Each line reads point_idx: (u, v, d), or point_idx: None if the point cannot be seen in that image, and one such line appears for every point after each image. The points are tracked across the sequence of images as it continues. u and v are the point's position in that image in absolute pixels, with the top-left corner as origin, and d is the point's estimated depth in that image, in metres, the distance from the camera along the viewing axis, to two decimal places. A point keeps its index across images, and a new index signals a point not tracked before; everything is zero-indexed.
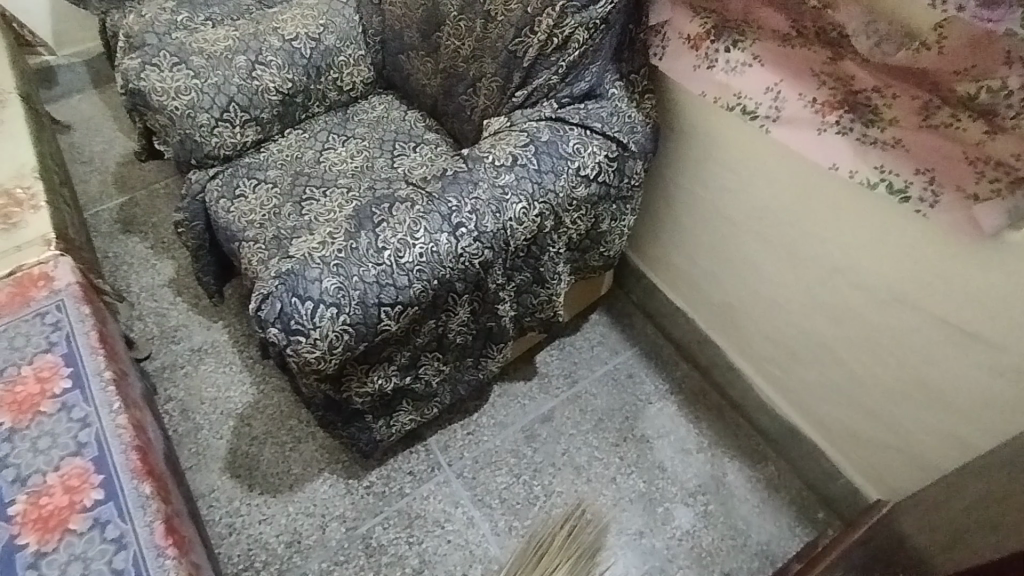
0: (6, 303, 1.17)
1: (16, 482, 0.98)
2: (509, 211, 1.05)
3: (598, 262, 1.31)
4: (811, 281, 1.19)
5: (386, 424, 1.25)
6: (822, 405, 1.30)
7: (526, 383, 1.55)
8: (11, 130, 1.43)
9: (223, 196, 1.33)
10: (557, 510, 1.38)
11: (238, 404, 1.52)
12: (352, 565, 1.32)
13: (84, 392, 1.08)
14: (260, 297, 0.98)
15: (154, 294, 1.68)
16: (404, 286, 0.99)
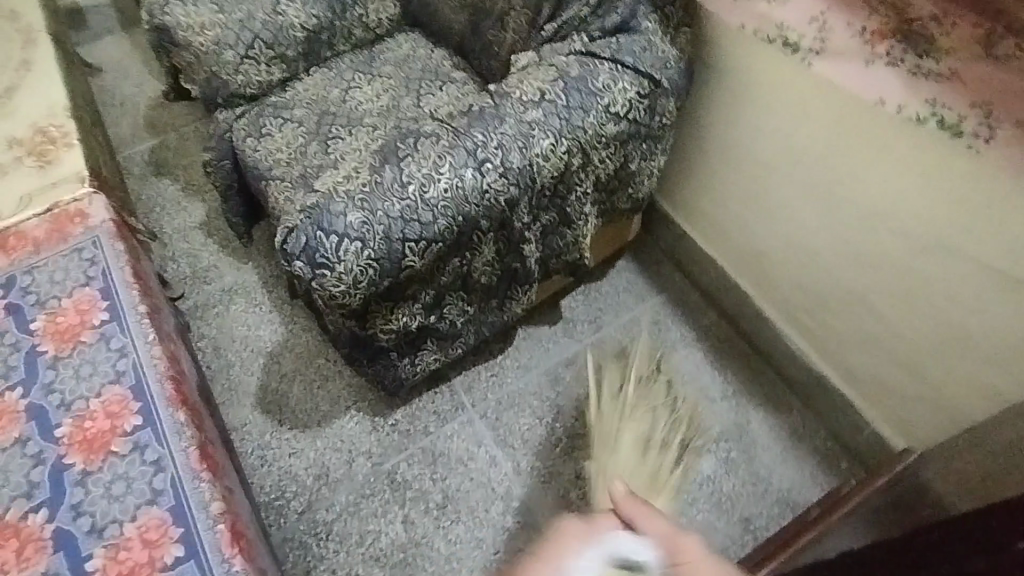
0: (46, 238, 1.20)
1: (61, 406, 1.03)
2: (535, 147, 1.03)
3: (626, 206, 1.29)
4: (847, 225, 1.15)
5: (411, 363, 1.27)
6: (852, 354, 1.28)
7: (550, 328, 1.55)
8: (43, 68, 1.43)
9: (249, 135, 1.33)
10: (578, 452, 1.41)
11: (268, 342, 1.56)
12: (377, 498, 1.36)
13: (120, 324, 1.11)
14: (285, 232, 0.98)
15: (186, 235, 1.71)
16: (429, 222, 0.98)
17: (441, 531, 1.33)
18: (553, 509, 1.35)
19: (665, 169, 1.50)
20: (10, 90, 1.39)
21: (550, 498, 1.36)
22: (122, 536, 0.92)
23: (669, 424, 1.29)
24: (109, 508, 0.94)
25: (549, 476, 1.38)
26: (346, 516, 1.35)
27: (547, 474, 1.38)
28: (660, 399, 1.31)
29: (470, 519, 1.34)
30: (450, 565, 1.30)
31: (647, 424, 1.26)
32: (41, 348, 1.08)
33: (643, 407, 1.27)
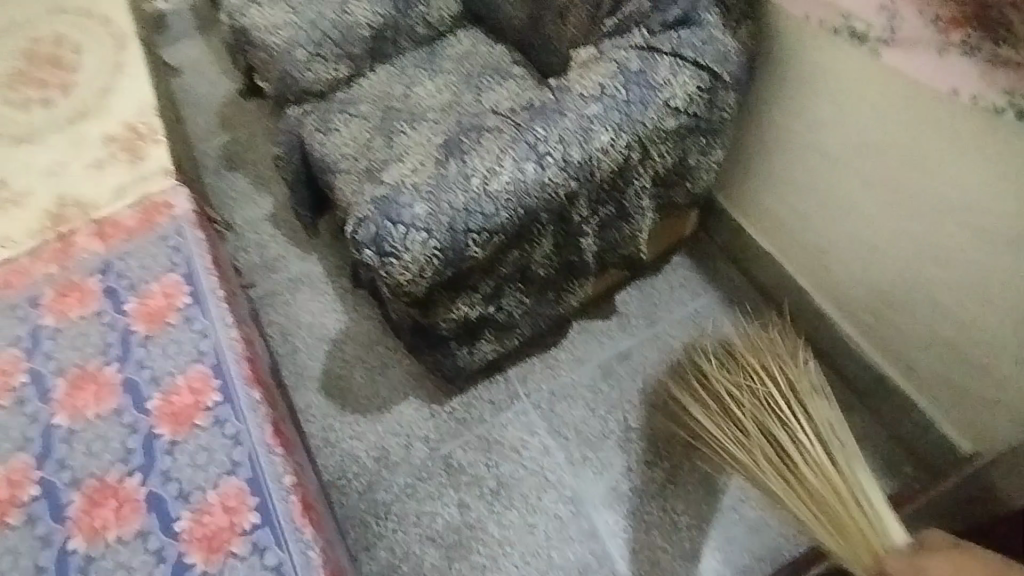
0: (137, 228, 1.29)
1: (151, 381, 1.11)
2: (595, 141, 1.04)
3: (684, 200, 1.29)
4: (915, 221, 1.12)
5: (468, 352, 1.31)
6: (919, 355, 1.24)
7: (605, 321, 1.57)
8: (135, 70, 1.54)
9: (318, 131, 1.39)
10: (630, 445, 1.42)
11: (332, 329, 1.63)
12: (434, 482, 1.41)
13: (202, 307, 1.19)
14: (356, 222, 1.03)
15: (257, 227, 1.81)
16: (491, 214, 1.01)
17: (495, 516, 1.37)
18: (605, 499, 1.37)
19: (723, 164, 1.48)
20: (106, 91, 1.51)
21: (602, 488, 1.38)
22: (205, 502, 0.99)
23: (765, 418, 1.19)
24: (195, 476, 1.01)
25: (601, 467, 1.40)
26: (404, 497, 1.40)
27: (600, 465, 1.40)
28: (731, 412, 1.25)
29: (523, 505, 1.37)
30: (504, 549, 1.34)
31: (759, 452, 1.18)
32: (134, 328, 1.17)
33: (737, 447, 1.22)
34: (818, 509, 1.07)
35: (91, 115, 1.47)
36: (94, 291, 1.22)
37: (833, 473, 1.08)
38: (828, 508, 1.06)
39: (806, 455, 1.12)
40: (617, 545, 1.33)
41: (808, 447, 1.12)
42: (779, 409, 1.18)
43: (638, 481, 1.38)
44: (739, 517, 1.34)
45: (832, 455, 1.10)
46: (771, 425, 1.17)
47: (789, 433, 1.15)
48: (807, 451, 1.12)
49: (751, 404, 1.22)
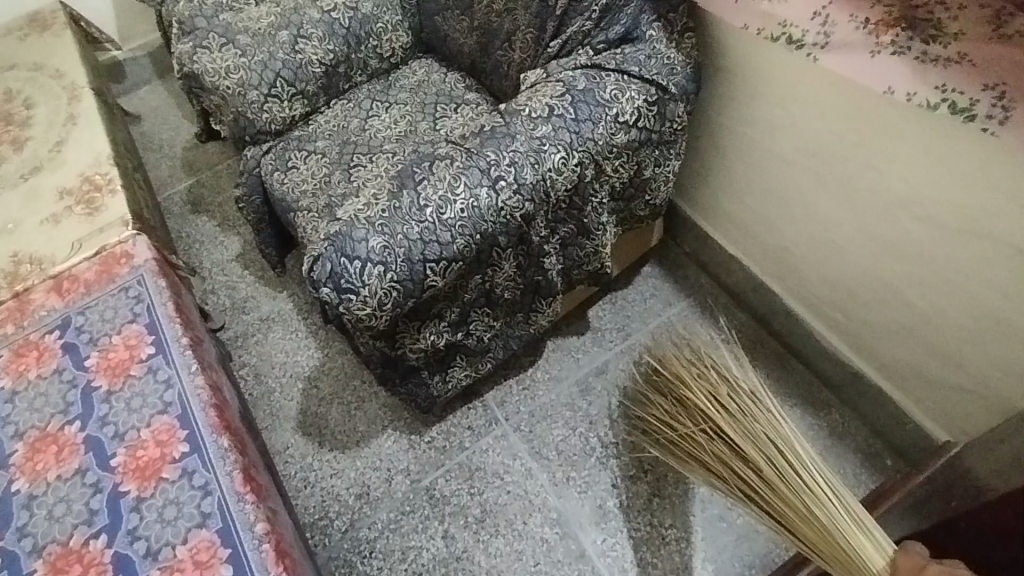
0: (95, 280, 1.28)
1: (115, 437, 1.09)
2: (547, 162, 1.05)
3: (644, 212, 1.29)
4: (871, 216, 1.13)
5: (442, 380, 1.30)
6: (887, 347, 1.25)
7: (579, 337, 1.56)
8: (88, 121, 1.53)
9: (276, 168, 1.39)
10: (612, 461, 1.41)
11: (305, 366, 1.61)
12: (418, 515, 1.39)
13: (165, 356, 1.17)
14: (311, 259, 1.01)
15: (224, 269, 1.79)
16: (448, 242, 1.01)
17: (481, 545, 1.35)
18: (591, 518, 1.35)
19: (683, 172, 1.50)
20: (59, 144, 1.49)
21: (588, 508, 1.36)
22: (175, 559, 0.96)
23: (721, 452, 1.12)
24: (163, 533, 0.98)
25: (584, 486, 1.39)
26: (388, 533, 1.37)
27: (583, 484, 1.39)
28: (678, 429, 1.22)
29: (509, 532, 1.35)
30: None
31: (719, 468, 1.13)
32: (95, 384, 1.15)
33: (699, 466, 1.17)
34: (804, 541, 1.01)
35: (45, 169, 1.45)
36: (53, 348, 1.20)
37: (804, 504, 1.00)
38: (809, 541, 1.00)
39: (774, 488, 1.05)
40: (606, 565, 1.30)
41: (770, 479, 1.05)
42: (729, 442, 1.11)
43: (623, 496, 1.37)
44: (726, 525, 1.33)
45: (796, 486, 1.02)
46: (728, 458, 1.11)
47: (750, 466, 1.08)
48: (771, 484, 1.05)
49: (697, 420, 1.17)
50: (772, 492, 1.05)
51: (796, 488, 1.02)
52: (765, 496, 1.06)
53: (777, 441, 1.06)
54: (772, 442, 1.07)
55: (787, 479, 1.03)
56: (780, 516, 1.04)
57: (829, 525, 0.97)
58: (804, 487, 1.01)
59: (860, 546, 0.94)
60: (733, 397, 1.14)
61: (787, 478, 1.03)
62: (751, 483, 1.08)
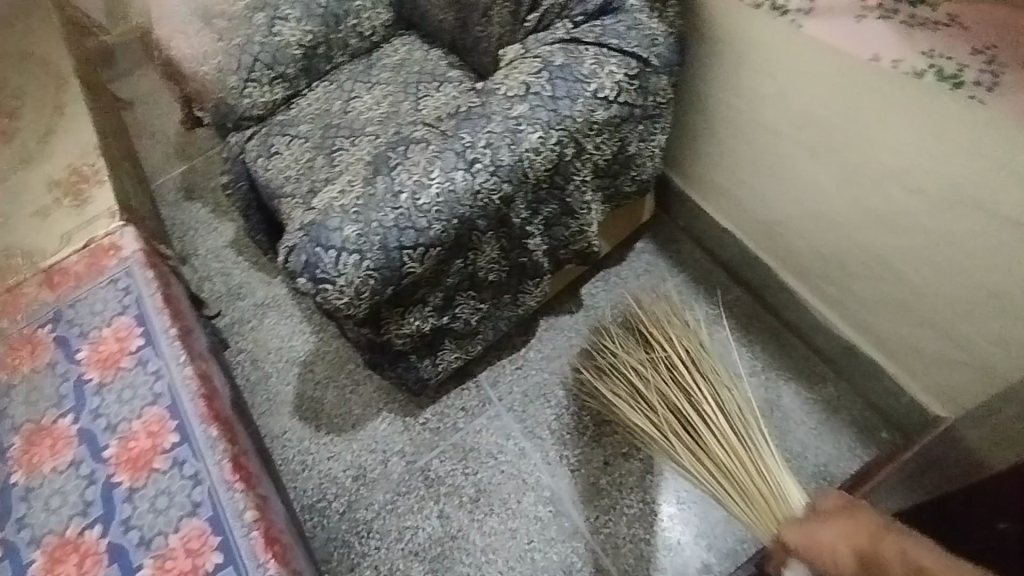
0: (85, 273, 1.29)
1: (107, 429, 1.10)
2: (524, 142, 1.02)
3: (630, 188, 1.27)
4: (864, 190, 1.10)
5: (432, 363, 1.31)
6: (886, 326, 1.22)
7: (572, 315, 1.56)
8: (73, 111, 1.52)
9: (260, 155, 1.38)
10: (605, 439, 1.42)
11: (301, 351, 1.63)
12: (413, 495, 1.41)
13: (154, 347, 1.18)
14: (287, 250, 1.00)
15: (219, 255, 1.80)
16: (424, 228, 0.98)
17: (476, 524, 1.36)
18: (584, 496, 1.36)
19: (674, 146, 1.47)
20: (46, 135, 1.49)
21: (581, 486, 1.37)
22: (167, 547, 0.98)
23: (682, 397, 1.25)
24: (156, 521, 1.00)
25: (577, 464, 1.40)
26: (385, 513, 1.40)
27: (576, 462, 1.40)
28: (630, 368, 1.34)
29: (503, 510, 1.36)
30: (485, 557, 1.32)
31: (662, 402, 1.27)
32: (87, 376, 1.17)
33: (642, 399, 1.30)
34: (722, 476, 1.16)
35: (34, 161, 1.45)
36: (45, 342, 1.22)
37: (738, 444, 1.16)
38: (730, 477, 1.14)
39: (714, 428, 1.19)
40: (599, 541, 1.31)
41: (713, 418, 1.20)
42: (684, 383, 1.26)
43: (615, 475, 1.38)
44: (720, 502, 1.33)
45: (742, 431, 1.18)
46: (675, 395, 1.25)
47: (696, 407, 1.23)
48: (715, 423, 1.20)
49: (655, 361, 1.31)
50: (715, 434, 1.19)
51: (734, 429, 1.18)
52: (700, 432, 1.20)
53: (728, 393, 1.24)
54: (730, 396, 1.23)
55: (736, 425, 1.19)
56: (708, 453, 1.19)
57: (765, 466, 1.12)
58: (744, 433, 1.17)
59: (778, 479, 1.10)
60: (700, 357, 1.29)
61: (734, 423, 1.19)
62: (690, 421, 1.22)
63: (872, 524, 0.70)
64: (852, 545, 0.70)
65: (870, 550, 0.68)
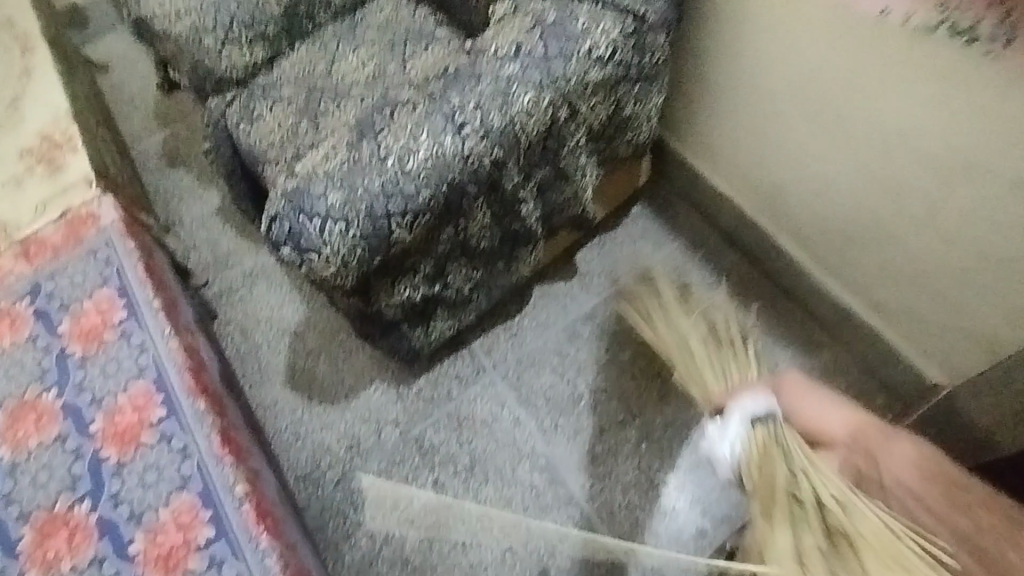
0: (63, 244, 1.24)
1: (92, 403, 1.08)
2: (516, 104, 0.97)
3: (626, 152, 1.23)
4: (869, 153, 1.06)
5: (424, 332, 1.29)
6: (888, 293, 1.20)
7: (567, 282, 1.53)
8: (43, 74, 1.45)
9: (242, 120, 1.32)
10: (601, 407, 1.41)
11: (292, 321, 1.60)
12: (408, 464, 1.41)
13: (138, 320, 1.16)
14: (269, 219, 0.96)
15: (205, 224, 1.75)
16: (412, 194, 0.94)
17: (471, 492, 1.37)
18: (579, 464, 1.36)
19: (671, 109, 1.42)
20: (15, 100, 1.42)
21: (577, 453, 1.37)
22: (157, 522, 0.97)
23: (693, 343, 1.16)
24: (145, 496, 0.99)
25: (573, 432, 1.39)
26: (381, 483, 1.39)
27: (571, 430, 1.40)
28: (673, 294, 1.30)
29: (498, 479, 1.37)
30: (481, 525, 1.33)
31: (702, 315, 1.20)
32: (70, 350, 1.14)
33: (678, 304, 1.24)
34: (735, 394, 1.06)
35: (4, 128, 1.39)
36: (25, 316, 1.18)
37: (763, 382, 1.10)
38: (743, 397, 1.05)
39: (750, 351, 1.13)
40: (595, 508, 1.32)
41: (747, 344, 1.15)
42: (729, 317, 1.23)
43: (611, 442, 1.38)
44: (714, 468, 1.33)
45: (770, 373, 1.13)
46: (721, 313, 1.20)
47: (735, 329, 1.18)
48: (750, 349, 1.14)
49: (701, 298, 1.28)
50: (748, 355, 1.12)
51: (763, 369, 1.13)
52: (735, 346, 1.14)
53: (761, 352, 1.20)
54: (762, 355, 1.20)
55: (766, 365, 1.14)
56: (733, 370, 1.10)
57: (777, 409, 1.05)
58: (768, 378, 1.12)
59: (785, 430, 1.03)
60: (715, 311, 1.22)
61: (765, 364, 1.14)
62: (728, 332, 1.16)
63: None
64: (851, 427, 0.75)
65: None
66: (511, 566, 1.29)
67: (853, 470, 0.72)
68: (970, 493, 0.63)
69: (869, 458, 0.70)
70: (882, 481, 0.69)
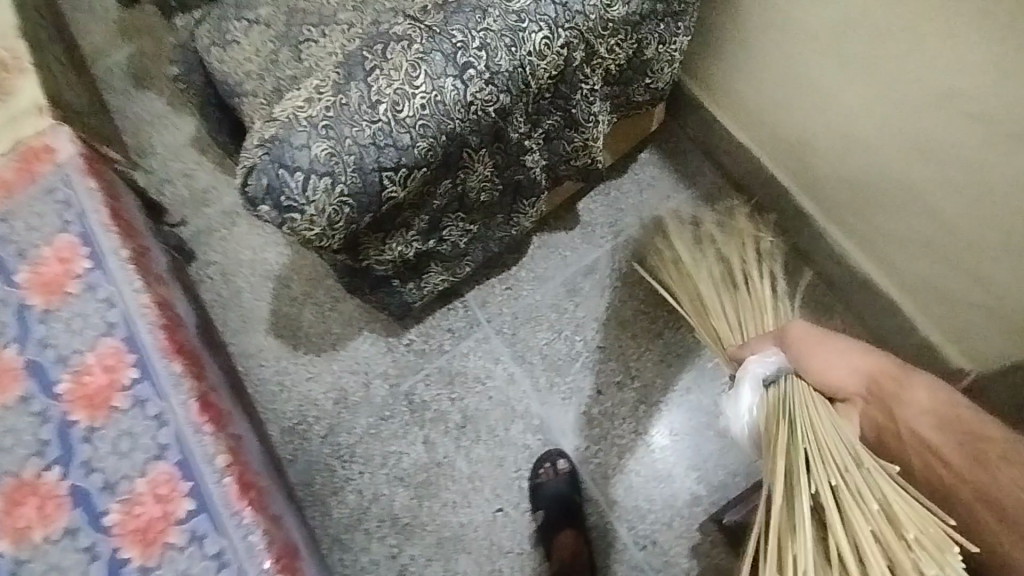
0: (16, 181, 1.12)
1: (58, 362, 1.00)
2: (527, 43, 0.85)
3: (642, 99, 1.11)
4: (907, 112, 0.97)
5: (416, 287, 1.21)
6: (909, 263, 1.13)
7: (568, 233, 1.44)
8: None
9: (214, 44, 1.16)
10: (599, 367, 1.36)
11: (275, 265, 1.51)
12: (397, 420, 1.36)
13: (104, 272, 1.06)
14: (243, 172, 0.81)
15: (179, 154, 1.61)
16: (407, 146, 0.83)
17: (462, 450, 1.33)
18: (574, 425, 1.32)
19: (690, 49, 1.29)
20: None
21: (572, 414, 1.33)
22: (134, 492, 0.92)
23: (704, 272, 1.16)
24: (120, 465, 0.94)
25: (570, 392, 1.34)
26: (369, 438, 1.35)
27: (567, 390, 1.35)
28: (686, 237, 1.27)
29: (490, 439, 1.32)
30: (471, 485, 1.30)
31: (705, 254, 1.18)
32: (30, 303, 1.04)
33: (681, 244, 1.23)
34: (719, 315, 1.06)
35: None
36: None
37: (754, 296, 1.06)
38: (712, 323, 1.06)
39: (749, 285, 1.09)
40: (589, 472, 1.29)
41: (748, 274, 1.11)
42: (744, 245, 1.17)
43: (608, 404, 1.33)
44: (714, 435, 1.29)
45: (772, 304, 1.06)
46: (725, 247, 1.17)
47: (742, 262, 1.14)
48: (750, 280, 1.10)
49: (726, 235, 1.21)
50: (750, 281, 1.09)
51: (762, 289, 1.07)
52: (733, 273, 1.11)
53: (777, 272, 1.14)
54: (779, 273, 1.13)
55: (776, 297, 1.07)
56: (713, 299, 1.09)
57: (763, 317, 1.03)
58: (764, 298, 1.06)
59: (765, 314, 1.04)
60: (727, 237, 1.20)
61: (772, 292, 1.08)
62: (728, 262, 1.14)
63: (878, 355, 0.77)
64: (865, 377, 0.77)
65: (876, 378, 0.76)
66: (502, 526, 1.27)
67: (875, 427, 0.76)
68: (987, 445, 0.66)
69: (886, 410, 0.74)
70: (903, 434, 0.73)
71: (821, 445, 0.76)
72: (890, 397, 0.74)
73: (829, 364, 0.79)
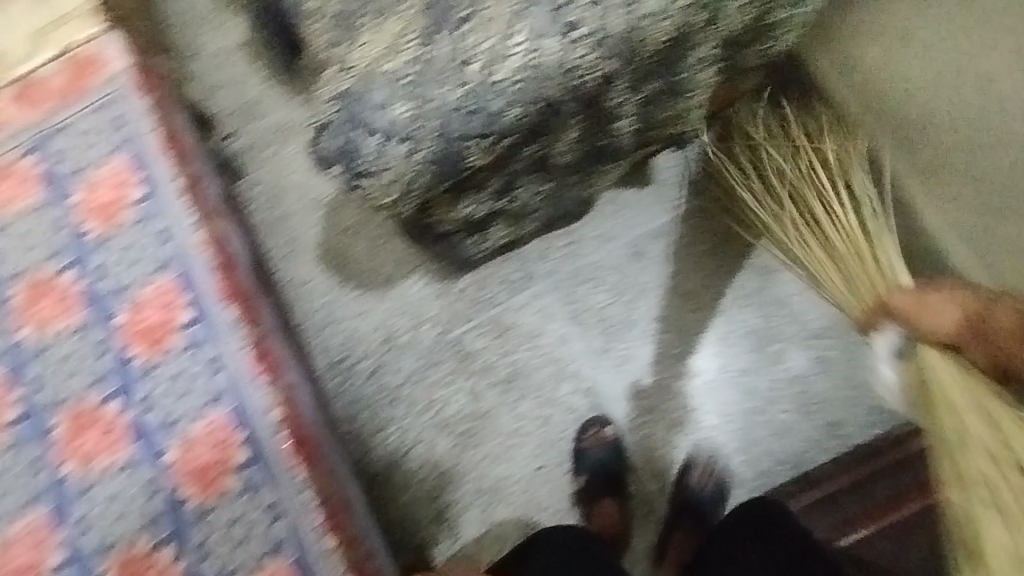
0: (67, 91, 1.08)
1: (114, 292, 1.00)
2: (646, 5, 0.74)
3: (747, 67, 1.00)
4: (1012, 105, 0.83)
5: (478, 242, 1.13)
6: (968, 170, 0.94)
7: (638, 192, 1.35)
8: None
9: None
10: (657, 337, 1.31)
11: (327, 190, 1.43)
12: (444, 367, 1.33)
13: (159, 202, 1.04)
14: (316, 130, 0.78)
15: (230, 57, 1.49)
16: (499, 113, 0.74)
17: (507, 405, 1.31)
18: (624, 394, 1.29)
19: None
20: None
21: (623, 383, 1.30)
22: (192, 433, 0.96)
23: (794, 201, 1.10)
24: (178, 405, 0.97)
25: (623, 359, 1.30)
26: (414, 382, 1.33)
27: (621, 358, 1.31)
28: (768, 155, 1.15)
29: (537, 396, 1.31)
30: (514, 440, 1.29)
31: (791, 201, 1.10)
32: (86, 227, 1.03)
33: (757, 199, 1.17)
34: (829, 251, 1.02)
35: None
36: (30, 177, 1.05)
37: (862, 237, 0.97)
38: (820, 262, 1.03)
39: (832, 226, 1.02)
40: (636, 439, 1.28)
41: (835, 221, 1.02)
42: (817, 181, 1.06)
43: (661, 377, 1.29)
44: (768, 419, 1.26)
45: (867, 226, 0.97)
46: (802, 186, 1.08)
47: (821, 209, 1.05)
48: (829, 224, 1.03)
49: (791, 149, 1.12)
50: (832, 223, 1.02)
51: (852, 226, 0.99)
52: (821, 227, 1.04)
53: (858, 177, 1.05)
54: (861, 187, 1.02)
55: (867, 233, 0.97)
56: (830, 255, 1.02)
57: (877, 252, 0.94)
58: (854, 231, 0.99)
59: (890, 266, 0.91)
60: (838, 122, 1.13)
61: (859, 221, 0.99)
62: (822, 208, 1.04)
63: (967, 291, 0.77)
64: (957, 316, 0.77)
65: (971, 321, 0.76)
66: (541, 483, 1.27)
67: (987, 359, 0.76)
68: None
69: (987, 346, 0.75)
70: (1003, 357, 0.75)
71: (948, 411, 0.80)
72: (972, 325, 0.76)
73: (922, 313, 0.79)
